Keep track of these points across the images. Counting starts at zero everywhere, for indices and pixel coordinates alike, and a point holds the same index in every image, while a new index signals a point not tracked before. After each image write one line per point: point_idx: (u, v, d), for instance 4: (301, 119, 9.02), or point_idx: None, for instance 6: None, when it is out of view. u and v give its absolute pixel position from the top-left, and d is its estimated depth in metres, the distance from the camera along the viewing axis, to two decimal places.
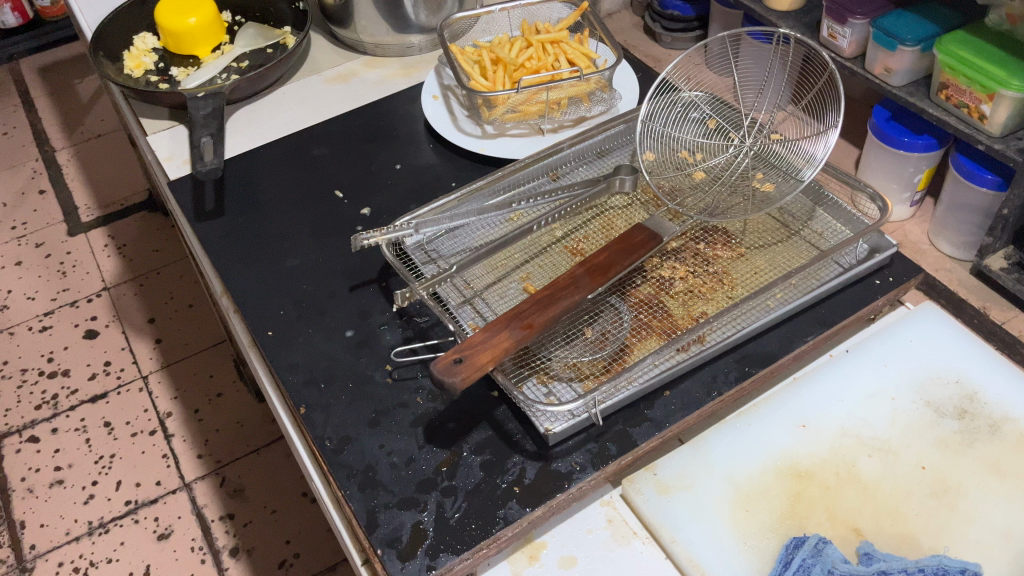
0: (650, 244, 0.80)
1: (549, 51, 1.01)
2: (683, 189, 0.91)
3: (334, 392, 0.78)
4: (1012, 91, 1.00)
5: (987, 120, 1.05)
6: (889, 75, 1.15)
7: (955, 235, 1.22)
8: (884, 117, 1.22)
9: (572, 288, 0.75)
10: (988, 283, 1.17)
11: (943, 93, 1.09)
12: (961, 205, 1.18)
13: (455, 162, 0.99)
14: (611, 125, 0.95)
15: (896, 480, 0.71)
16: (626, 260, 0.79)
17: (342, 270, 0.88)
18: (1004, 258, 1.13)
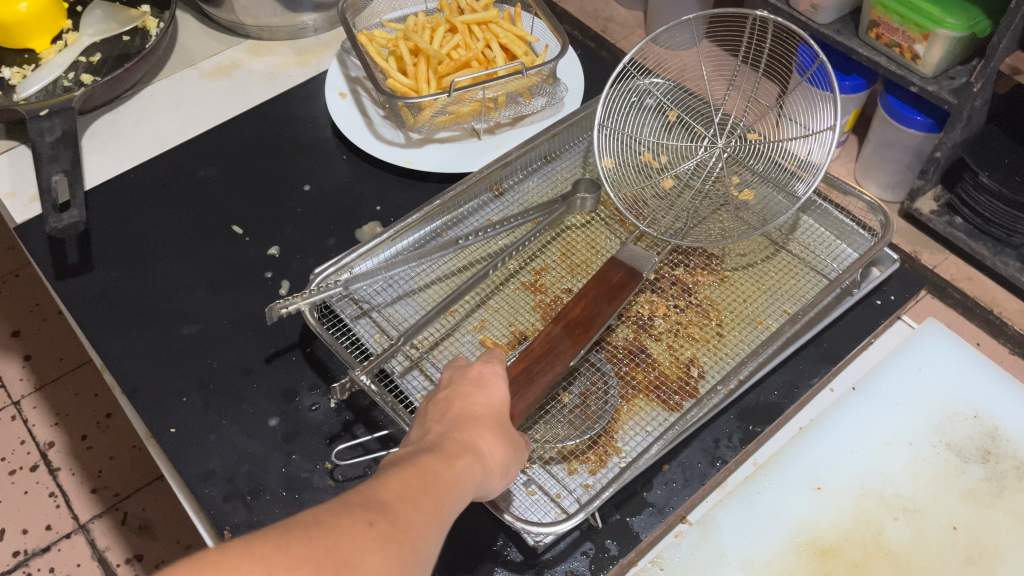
0: (628, 288, 0.67)
1: (478, 36, 0.84)
2: (656, 203, 0.79)
3: (265, 505, 0.63)
4: (948, 30, 0.88)
5: (920, 60, 0.93)
6: (816, 12, 1.02)
7: (881, 175, 1.13)
8: None
9: (550, 359, 0.61)
10: (917, 225, 1.07)
11: (873, 31, 0.97)
12: (889, 144, 1.08)
13: (376, 178, 0.82)
14: (559, 127, 0.80)
15: (928, 548, 0.63)
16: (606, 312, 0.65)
17: (253, 335, 0.72)
18: (934, 201, 1.02)
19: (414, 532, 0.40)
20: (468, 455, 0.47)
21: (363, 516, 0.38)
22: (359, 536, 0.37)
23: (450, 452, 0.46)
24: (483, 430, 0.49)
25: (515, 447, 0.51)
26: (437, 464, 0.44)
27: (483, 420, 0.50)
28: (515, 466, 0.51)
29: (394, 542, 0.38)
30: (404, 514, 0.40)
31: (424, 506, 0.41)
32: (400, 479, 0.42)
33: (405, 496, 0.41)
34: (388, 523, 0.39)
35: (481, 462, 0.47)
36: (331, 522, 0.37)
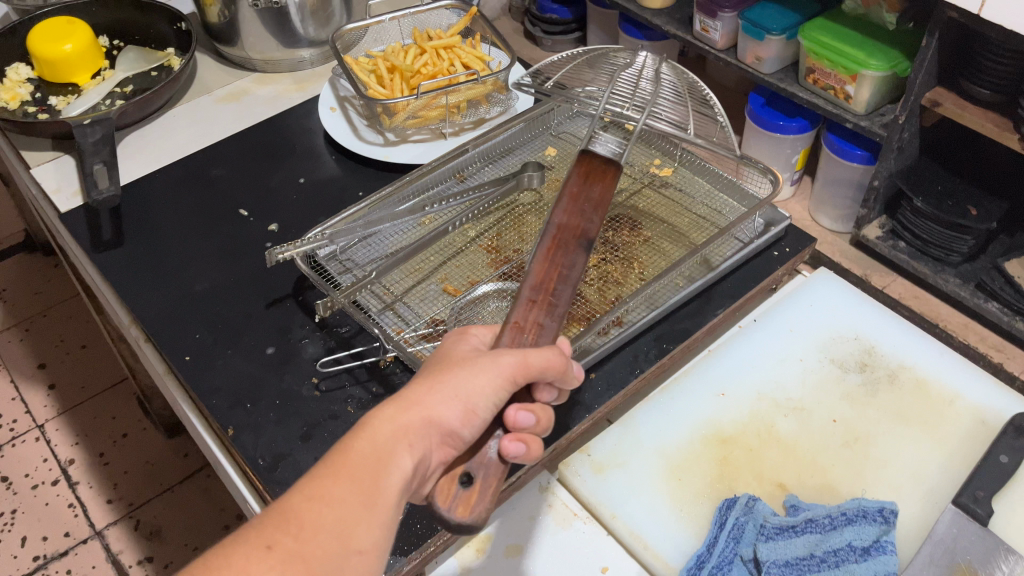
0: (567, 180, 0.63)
1: (443, 56, 1.02)
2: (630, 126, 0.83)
3: (261, 411, 0.76)
4: (872, 69, 1.10)
5: (852, 99, 1.14)
6: (760, 63, 1.26)
7: (830, 210, 1.32)
8: (760, 102, 1.32)
9: (531, 281, 0.60)
10: (868, 252, 1.22)
11: (811, 77, 1.19)
12: (834, 180, 1.28)
13: (360, 172, 0.99)
14: (512, 123, 0.98)
15: (812, 435, 0.76)
16: (565, 205, 0.63)
17: (255, 289, 0.87)
18: (878, 227, 1.18)
19: (321, 535, 0.47)
20: (390, 417, 0.51)
21: (261, 541, 0.46)
22: (256, 563, 0.45)
23: (369, 426, 0.51)
24: (420, 386, 0.53)
25: (462, 376, 0.52)
26: (350, 443, 0.50)
27: (423, 377, 0.54)
28: (474, 391, 0.52)
29: (294, 555, 0.46)
30: (305, 524, 0.47)
31: (331, 506, 0.48)
32: (311, 483, 0.49)
33: (310, 501, 0.48)
34: (287, 539, 0.46)
35: (411, 410, 0.52)
36: (229, 557, 0.45)
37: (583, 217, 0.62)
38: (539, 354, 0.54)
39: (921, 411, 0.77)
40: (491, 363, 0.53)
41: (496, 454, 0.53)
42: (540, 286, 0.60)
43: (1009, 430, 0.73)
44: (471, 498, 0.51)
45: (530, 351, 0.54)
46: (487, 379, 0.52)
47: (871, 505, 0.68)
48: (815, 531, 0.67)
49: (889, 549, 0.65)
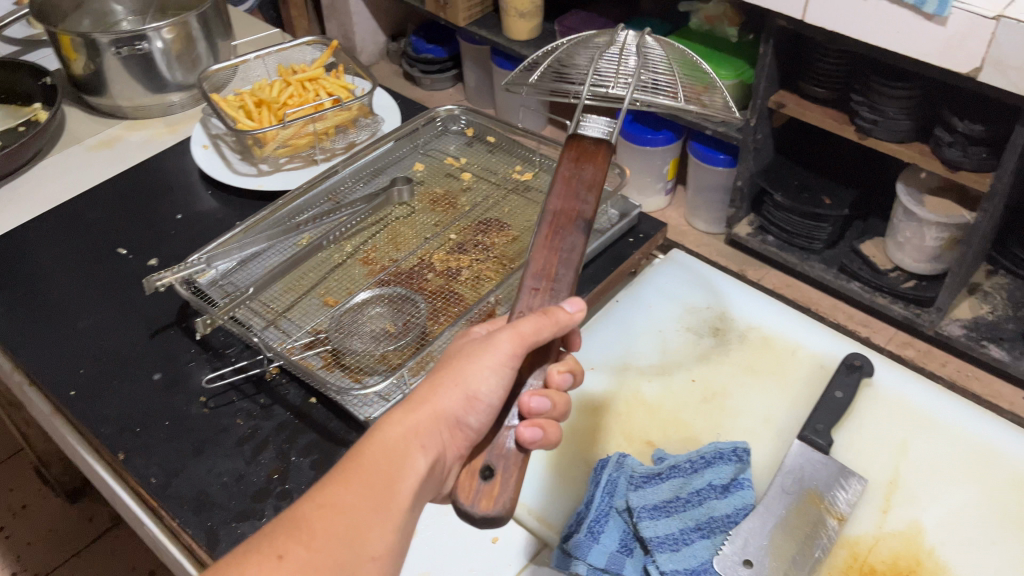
0: (561, 161, 0.62)
1: (309, 88, 1.08)
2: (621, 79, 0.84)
3: (151, 433, 0.78)
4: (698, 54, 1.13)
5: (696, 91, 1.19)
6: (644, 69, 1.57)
7: None
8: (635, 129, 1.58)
9: (533, 269, 0.61)
10: None
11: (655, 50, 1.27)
12: None
13: (236, 203, 1.02)
14: (378, 145, 1.04)
15: (674, 395, 0.83)
16: (559, 189, 0.62)
17: (138, 321, 0.89)
18: None
19: (332, 538, 0.50)
20: (399, 422, 0.57)
21: (274, 552, 0.49)
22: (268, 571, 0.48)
23: (376, 431, 0.57)
24: (423, 388, 0.59)
25: (464, 365, 0.59)
26: (360, 450, 0.55)
27: (428, 380, 0.60)
28: (472, 377, 0.58)
29: (304, 564, 0.48)
30: (315, 533, 0.50)
31: (344, 513, 0.51)
32: (322, 489, 0.52)
33: (321, 507, 0.51)
34: (299, 550, 0.49)
35: (417, 411, 0.58)
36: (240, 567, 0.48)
37: (578, 198, 0.62)
38: (529, 321, 0.58)
39: (767, 364, 0.85)
40: (489, 348, 0.58)
41: (514, 444, 0.57)
42: (542, 274, 0.61)
43: (843, 368, 0.82)
44: (493, 489, 0.55)
45: (519, 323, 0.57)
46: (489, 360, 0.58)
47: (726, 446, 0.76)
48: (679, 475, 0.74)
49: (746, 484, 0.73)
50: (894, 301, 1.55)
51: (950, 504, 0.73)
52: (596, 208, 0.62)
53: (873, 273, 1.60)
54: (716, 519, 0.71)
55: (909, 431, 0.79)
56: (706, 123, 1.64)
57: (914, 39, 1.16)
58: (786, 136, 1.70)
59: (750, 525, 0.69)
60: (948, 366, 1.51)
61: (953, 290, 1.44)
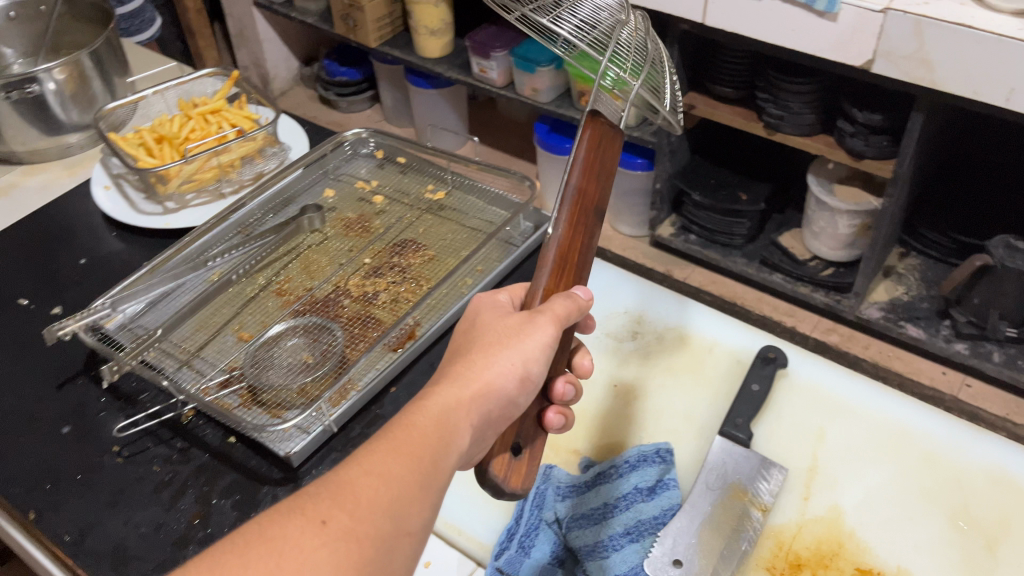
0: (583, 138, 0.62)
1: (211, 121, 1.05)
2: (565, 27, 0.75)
3: (63, 489, 0.75)
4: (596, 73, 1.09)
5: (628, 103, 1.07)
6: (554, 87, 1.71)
7: None
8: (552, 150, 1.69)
9: (557, 248, 0.62)
10: None
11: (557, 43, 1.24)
12: None
13: (143, 243, 0.99)
14: (287, 173, 1.03)
15: (597, 401, 0.84)
16: (582, 169, 0.63)
17: (44, 373, 0.86)
18: None
19: (376, 511, 0.48)
20: (452, 395, 0.56)
21: (316, 517, 0.46)
22: (310, 536, 0.45)
23: (421, 402, 0.55)
24: (468, 362, 0.59)
25: (517, 340, 0.59)
26: (413, 420, 0.53)
27: (473, 354, 0.60)
28: (524, 358, 0.59)
29: (347, 531, 0.46)
30: (361, 501, 0.48)
31: (393, 485, 0.49)
32: (366, 457, 0.50)
33: (366, 475, 0.49)
34: (342, 517, 0.47)
35: (465, 386, 0.57)
36: (281, 531, 0.45)
37: (597, 181, 0.64)
38: (562, 303, 0.60)
39: (685, 363, 0.87)
40: (535, 324, 0.59)
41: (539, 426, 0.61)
42: (566, 255, 0.63)
43: (758, 361, 0.84)
44: (522, 467, 0.58)
45: (556, 305, 0.59)
46: (541, 338, 0.59)
47: (649, 449, 0.77)
48: (605, 482, 0.75)
49: (672, 484, 0.74)
50: (816, 289, 1.60)
51: (868, 485, 0.75)
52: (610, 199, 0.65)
53: (793, 264, 1.63)
54: (645, 522, 0.71)
55: (825, 417, 0.81)
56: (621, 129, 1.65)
57: (810, 37, 1.20)
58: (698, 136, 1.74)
59: (678, 523, 0.70)
60: (870, 348, 1.56)
61: (869, 274, 1.49)
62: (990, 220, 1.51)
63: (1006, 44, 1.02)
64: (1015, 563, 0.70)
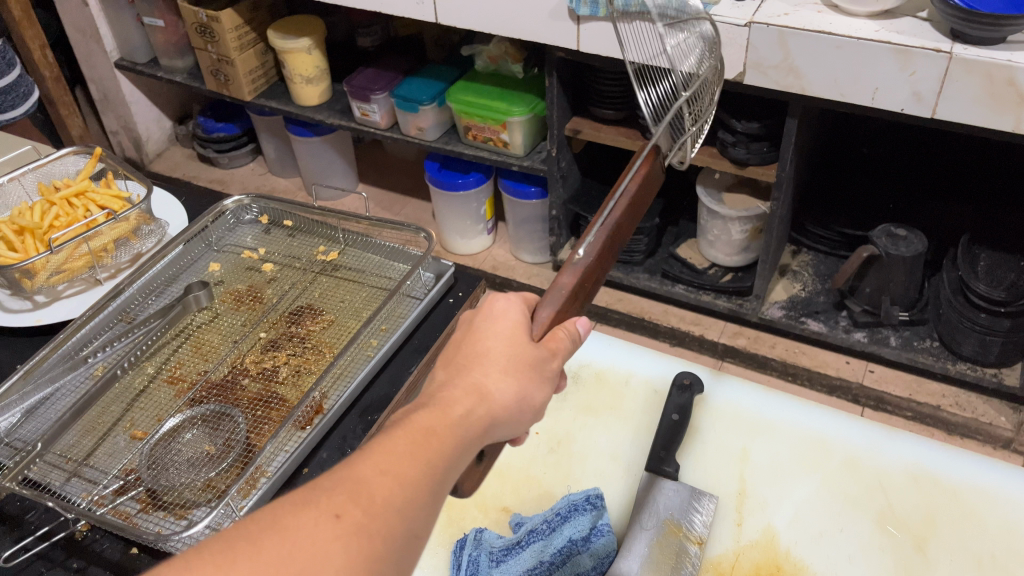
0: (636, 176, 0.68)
1: (76, 204, 0.99)
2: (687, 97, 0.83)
3: None
4: None
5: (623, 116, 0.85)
6: (425, 131, 1.74)
7: None
8: (439, 169, 1.79)
9: (585, 269, 0.63)
10: None
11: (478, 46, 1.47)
12: None
13: (13, 344, 0.91)
14: (168, 250, 0.97)
15: (520, 451, 0.82)
16: (622, 208, 0.66)
17: None
18: None
19: (387, 513, 0.49)
20: (471, 402, 0.55)
21: (331, 510, 0.47)
22: (325, 531, 0.46)
23: (445, 403, 0.55)
24: (492, 369, 0.57)
25: (534, 379, 0.58)
26: (432, 423, 0.53)
27: (494, 358, 0.58)
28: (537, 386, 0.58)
29: (360, 527, 0.47)
30: (376, 499, 0.49)
31: (405, 489, 0.50)
32: (384, 455, 0.51)
33: (382, 474, 0.50)
34: (356, 513, 0.48)
35: (486, 408, 0.55)
36: (296, 523, 0.46)
37: (625, 227, 0.68)
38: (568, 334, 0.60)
39: (604, 401, 0.86)
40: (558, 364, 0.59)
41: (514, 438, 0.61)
42: (588, 278, 0.63)
43: (675, 389, 0.83)
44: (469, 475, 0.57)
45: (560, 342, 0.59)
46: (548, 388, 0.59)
47: (578, 497, 0.75)
48: (539, 538, 0.73)
49: (606, 529, 0.72)
50: (718, 295, 1.62)
51: (797, 501, 0.76)
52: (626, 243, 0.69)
53: (693, 274, 1.65)
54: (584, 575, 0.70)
55: (748, 438, 0.82)
56: (510, 160, 1.66)
57: None
58: (587, 159, 1.76)
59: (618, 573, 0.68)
60: (777, 347, 1.59)
61: (767, 276, 1.52)
62: (870, 211, 1.57)
63: (865, 46, 1.06)
64: (944, 561, 0.71)
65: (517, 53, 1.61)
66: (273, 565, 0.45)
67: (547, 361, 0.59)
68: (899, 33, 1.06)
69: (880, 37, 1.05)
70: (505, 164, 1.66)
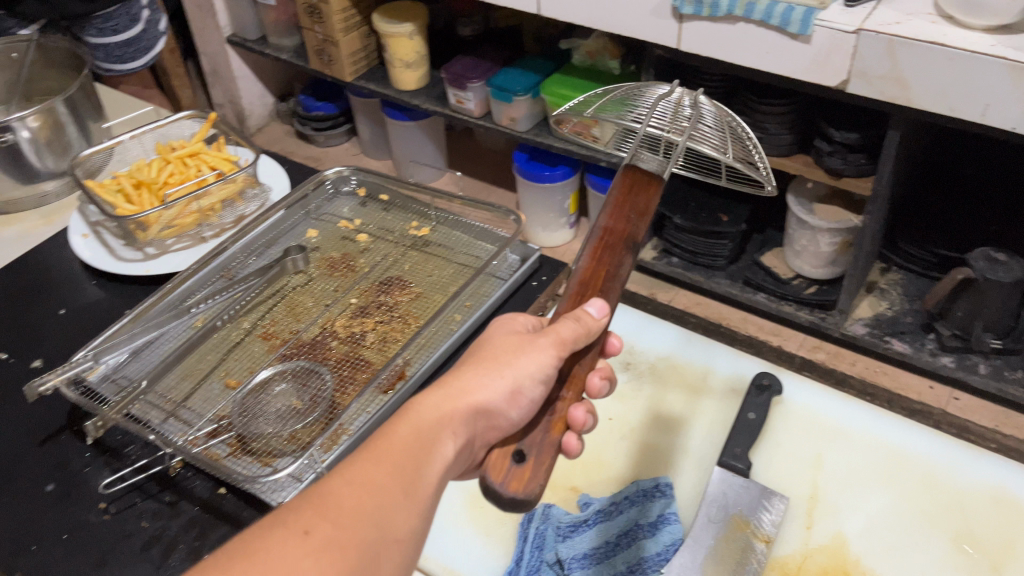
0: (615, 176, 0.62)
1: (190, 164, 1.05)
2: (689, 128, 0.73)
3: (48, 550, 0.72)
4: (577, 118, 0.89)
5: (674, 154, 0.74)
6: (516, 121, 1.77)
7: None
8: (526, 160, 1.81)
9: (578, 277, 0.63)
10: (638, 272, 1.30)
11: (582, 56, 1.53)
12: None
13: (123, 292, 0.97)
14: (269, 214, 1.01)
15: (593, 436, 0.84)
16: (611, 209, 0.62)
17: (22, 430, 0.82)
18: None
19: (356, 527, 0.47)
20: (435, 404, 0.57)
21: (297, 529, 0.46)
22: (296, 546, 0.45)
23: (410, 406, 0.57)
24: (463, 376, 0.60)
25: (512, 359, 0.60)
26: (394, 427, 0.54)
27: (464, 371, 0.61)
28: (519, 371, 0.59)
29: (332, 541, 0.46)
30: (345, 510, 0.48)
31: (376, 492, 0.49)
32: (350, 467, 0.50)
33: (349, 485, 0.49)
34: (324, 527, 0.47)
35: (463, 396, 0.58)
36: (265, 543, 0.45)
37: (629, 221, 0.62)
38: (567, 327, 0.60)
39: (679, 395, 0.87)
40: (544, 341, 0.60)
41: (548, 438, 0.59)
42: (588, 281, 0.63)
43: (753, 389, 0.83)
44: (524, 474, 0.57)
45: (558, 328, 0.60)
46: (536, 358, 0.60)
47: (648, 483, 0.76)
48: (606, 519, 0.74)
49: (673, 518, 0.73)
50: (800, 307, 1.60)
51: (870, 511, 0.75)
52: (645, 235, 0.62)
53: (776, 283, 1.63)
54: (648, 559, 0.71)
55: (823, 442, 0.81)
56: (599, 155, 1.66)
57: (786, 57, 1.20)
58: None
59: (681, 559, 0.70)
60: (857, 365, 1.56)
61: (853, 291, 1.49)
62: (967, 231, 1.51)
63: (977, 60, 1.02)
64: None
65: (616, 49, 1.61)
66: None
67: (536, 343, 0.61)
68: (1015, 48, 1.02)
69: (995, 52, 1.02)
70: (594, 159, 1.67)
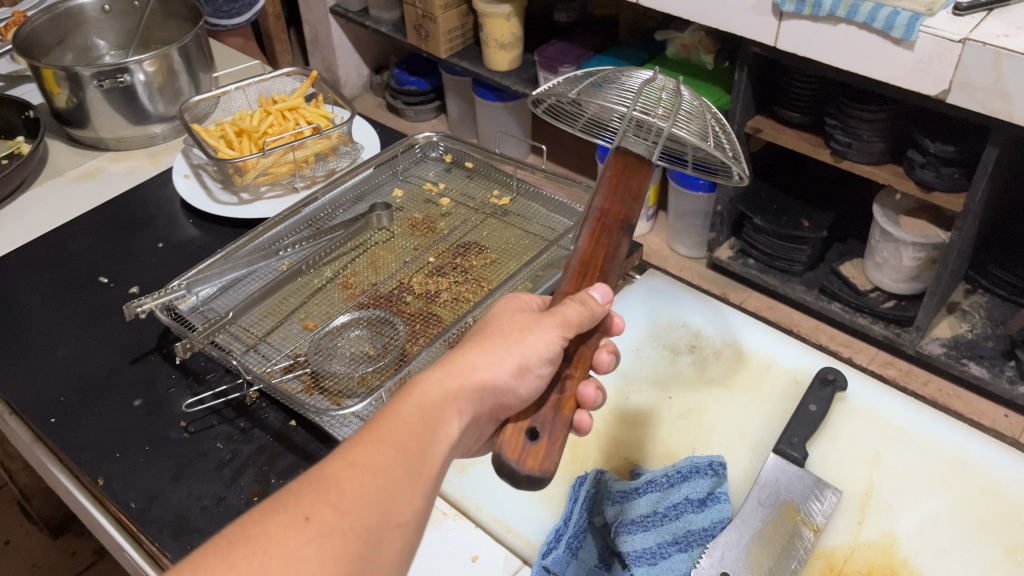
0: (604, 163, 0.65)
1: (288, 117, 1.10)
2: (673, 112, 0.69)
3: (132, 458, 0.77)
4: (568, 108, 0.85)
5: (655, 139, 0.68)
6: None
7: None
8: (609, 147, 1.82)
9: (578, 258, 0.65)
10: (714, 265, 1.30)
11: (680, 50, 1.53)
12: None
13: (217, 232, 1.02)
14: (358, 171, 1.05)
15: (651, 411, 0.85)
16: (605, 192, 0.65)
17: (116, 347, 0.88)
18: None
19: (356, 513, 0.49)
20: (440, 382, 0.58)
21: (299, 514, 0.48)
22: (297, 532, 0.47)
23: (414, 382, 0.58)
24: (473, 349, 0.61)
25: (520, 335, 0.61)
26: (397, 407, 0.55)
27: (471, 345, 0.61)
28: (528, 346, 0.60)
29: (331, 526, 0.48)
30: (347, 494, 0.50)
31: (376, 476, 0.51)
32: (352, 449, 0.52)
33: (350, 468, 0.51)
34: (324, 514, 0.48)
35: (467, 371, 0.59)
36: (269, 527, 0.47)
37: (625, 203, 0.65)
38: (571, 308, 0.61)
39: (742, 381, 0.87)
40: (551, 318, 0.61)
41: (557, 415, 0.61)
42: (589, 262, 0.65)
43: (817, 382, 0.83)
44: (538, 451, 0.58)
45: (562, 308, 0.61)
46: (543, 336, 0.60)
47: (702, 460, 0.77)
48: (656, 490, 0.74)
49: (722, 497, 0.74)
50: (875, 320, 1.57)
51: (924, 514, 0.74)
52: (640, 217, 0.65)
53: (853, 294, 1.60)
54: (693, 533, 0.72)
55: (883, 443, 0.80)
56: None
57: (885, 60, 1.18)
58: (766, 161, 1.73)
59: (727, 537, 0.70)
60: (929, 385, 1.52)
61: (932, 309, 1.45)
62: None
63: None
64: None
65: (711, 44, 1.61)
66: (248, 569, 0.45)
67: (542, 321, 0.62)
68: None
69: None
70: None
